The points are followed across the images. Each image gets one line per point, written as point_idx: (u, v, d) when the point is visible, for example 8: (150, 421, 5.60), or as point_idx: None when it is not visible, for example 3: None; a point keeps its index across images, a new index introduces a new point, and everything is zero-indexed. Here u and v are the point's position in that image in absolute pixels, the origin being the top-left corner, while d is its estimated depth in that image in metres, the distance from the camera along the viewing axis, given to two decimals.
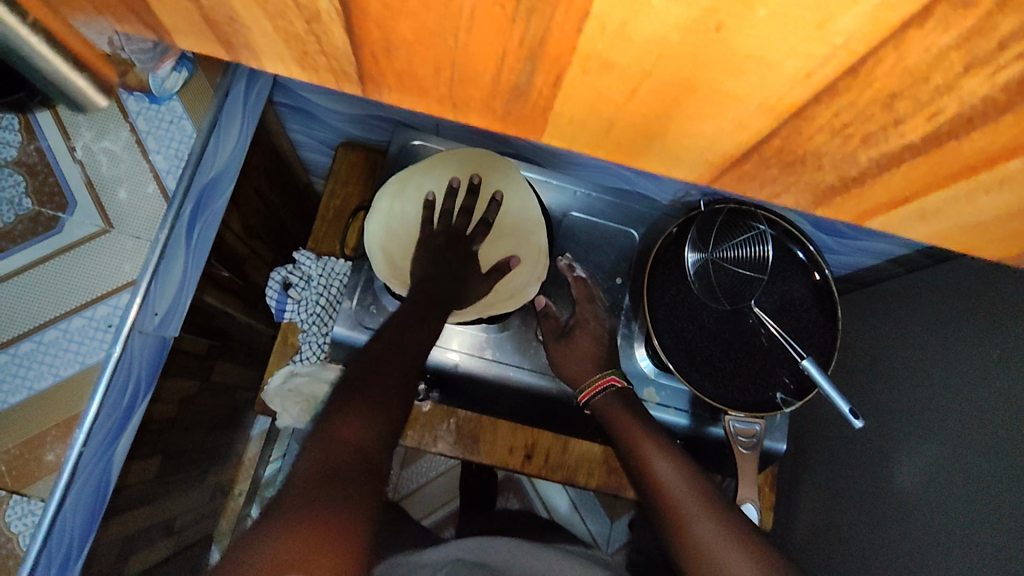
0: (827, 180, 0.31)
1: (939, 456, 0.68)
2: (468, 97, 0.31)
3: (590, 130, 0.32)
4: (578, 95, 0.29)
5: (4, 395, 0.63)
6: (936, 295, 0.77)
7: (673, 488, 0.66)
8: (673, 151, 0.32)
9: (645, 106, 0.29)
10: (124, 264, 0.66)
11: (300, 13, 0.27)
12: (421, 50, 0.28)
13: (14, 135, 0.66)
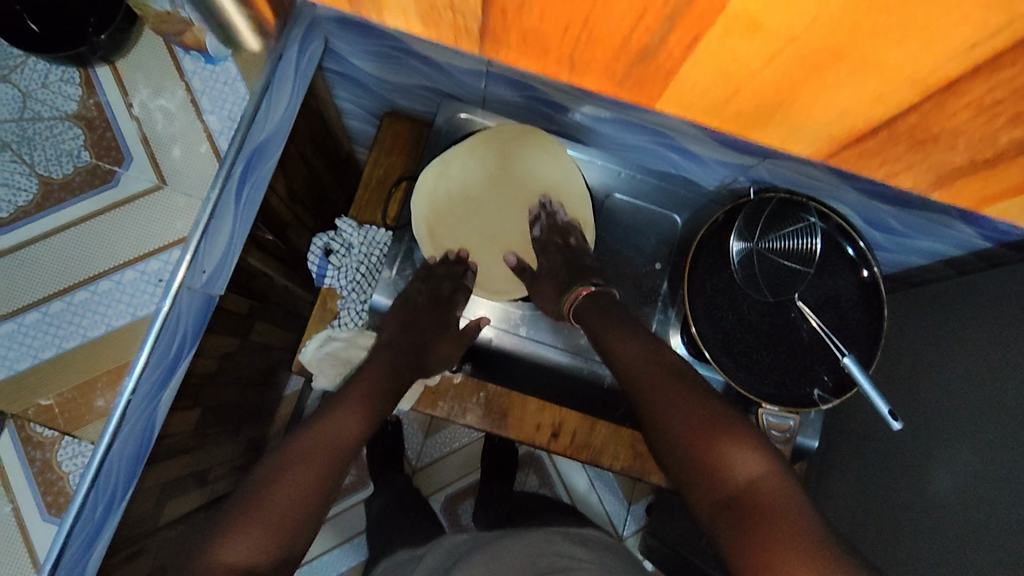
0: (947, 150, 0.37)
1: (976, 464, 0.67)
2: (594, 54, 0.36)
3: (712, 93, 0.37)
4: (713, 55, 0.33)
5: (60, 339, 0.66)
6: (988, 300, 0.74)
7: (641, 376, 0.69)
8: (794, 116, 0.38)
9: (779, 70, 0.33)
10: (175, 220, 0.68)
11: None
12: (565, 8, 0.32)
13: (74, 89, 0.68)
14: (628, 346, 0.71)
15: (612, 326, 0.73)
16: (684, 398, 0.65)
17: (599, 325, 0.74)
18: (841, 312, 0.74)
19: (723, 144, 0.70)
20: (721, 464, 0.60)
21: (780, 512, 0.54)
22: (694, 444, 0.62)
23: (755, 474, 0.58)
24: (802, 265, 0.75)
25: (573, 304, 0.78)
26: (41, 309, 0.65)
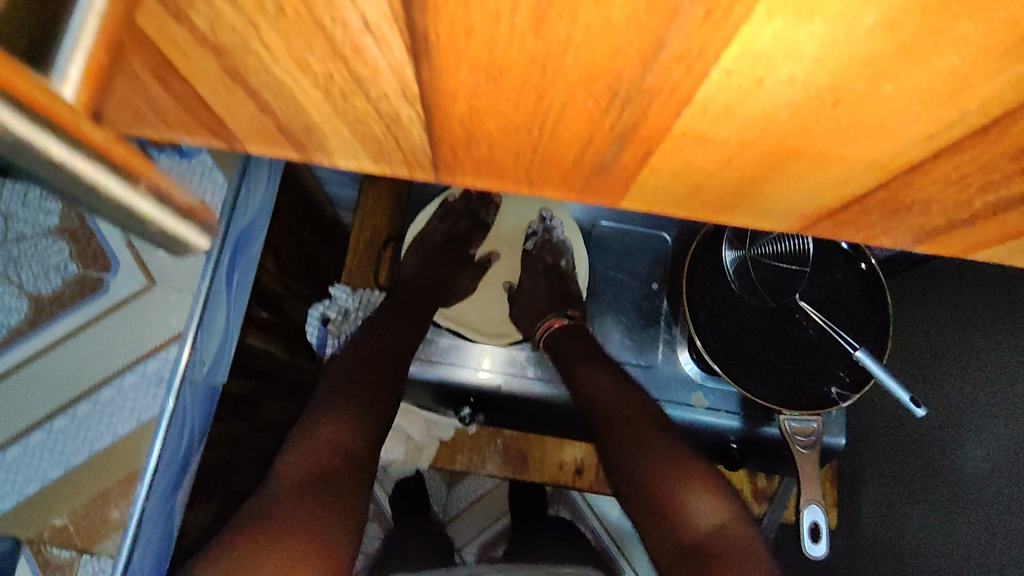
0: (933, 224, 0.30)
1: (1013, 437, 0.65)
2: (546, 176, 0.30)
3: (676, 197, 0.30)
4: (666, 167, 0.28)
5: (67, 455, 0.65)
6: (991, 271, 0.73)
7: (613, 410, 0.68)
8: (765, 210, 0.30)
9: (742, 171, 0.28)
10: (169, 318, 0.67)
11: (381, 118, 0.27)
12: (503, 140, 0.27)
13: (55, 204, 0.68)
14: (600, 379, 0.70)
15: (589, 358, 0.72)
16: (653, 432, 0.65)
17: (573, 359, 0.73)
18: (844, 305, 0.74)
19: None
20: (684, 512, 0.60)
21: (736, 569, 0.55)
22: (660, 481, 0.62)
23: (716, 525, 0.59)
24: (798, 265, 0.74)
25: (545, 331, 0.77)
26: (45, 428, 0.65)
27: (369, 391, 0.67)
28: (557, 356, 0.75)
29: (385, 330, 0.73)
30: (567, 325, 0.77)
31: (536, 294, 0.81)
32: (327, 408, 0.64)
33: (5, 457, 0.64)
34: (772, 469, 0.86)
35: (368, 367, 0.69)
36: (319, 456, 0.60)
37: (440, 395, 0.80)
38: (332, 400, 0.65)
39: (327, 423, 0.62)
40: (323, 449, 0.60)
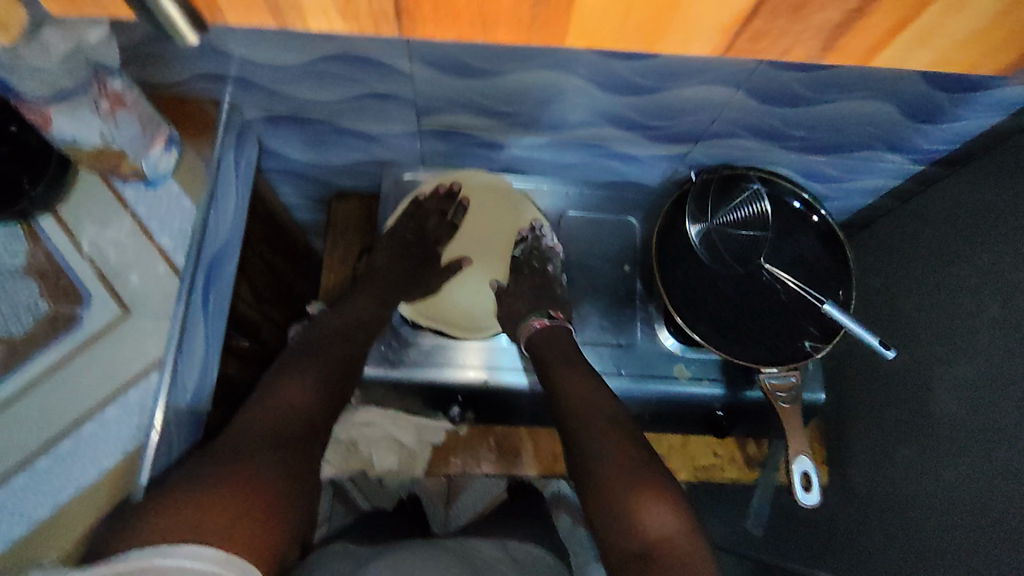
0: None
1: (983, 365, 0.69)
2: None
3: None
4: None
5: (51, 496, 0.62)
6: (947, 218, 0.78)
7: (574, 407, 0.69)
8: None
9: None
10: (148, 345, 0.67)
11: None
12: None
13: (20, 244, 0.68)
14: (575, 380, 0.71)
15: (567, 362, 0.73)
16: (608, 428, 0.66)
17: (551, 363, 0.74)
18: (808, 265, 0.77)
19: (654, 138, 0.78)
20: (634, 520, 0.59)
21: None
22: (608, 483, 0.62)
23: (664, 535, 0.58)
24: (760, 230, 0.78)
25: (526, 334, 0.76)
26: (27, 469, 0.62)
27: (329, 355, 0.68)
28: (542, 354, 0.75)
29: (348, 309, 0.76)
30: (547, 328, 0.77)
31: (520, 291, 0.80)
32: (287, 371, 0.65)
33: None
34: (762, 434, 0.87)
35: (331, 339, 0.70)
36: (278, 411, 0.60)
37: (430, 395, 0.81)
38: (290, 366, 0.65)
39: (285, 386, 0.63)
40: (280, 409, 0.60)
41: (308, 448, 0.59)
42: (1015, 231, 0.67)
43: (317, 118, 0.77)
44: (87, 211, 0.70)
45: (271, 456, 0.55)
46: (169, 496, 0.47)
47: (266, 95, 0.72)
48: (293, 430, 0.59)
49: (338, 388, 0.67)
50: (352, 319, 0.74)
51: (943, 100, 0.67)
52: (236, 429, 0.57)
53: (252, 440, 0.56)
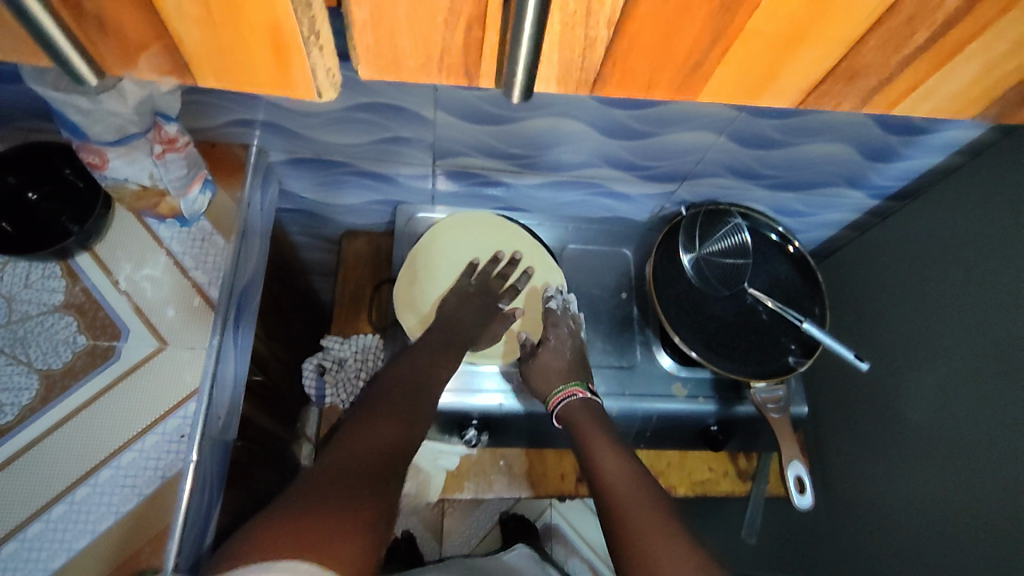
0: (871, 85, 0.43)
1: (946, 374, 0.78)
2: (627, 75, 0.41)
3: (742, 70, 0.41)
4: (742, 51, 0.40)
5: (92, 524, 0.64)
6: (902, 246, 0.88)
7: (621, 491, 0.69)
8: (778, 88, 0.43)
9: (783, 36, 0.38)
10: (185, 375, 0.70)
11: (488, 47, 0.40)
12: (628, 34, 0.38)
13: (58, 282, 0.71)
14: (614, 462, 0.72)
15: (604, 436, 0.75)
16: (646, 501, 0.67)
17: (585, 430, 0.77)
18: (787, 289, 0.86)
19: (646, 177, 0.87)
20: None
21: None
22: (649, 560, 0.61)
23: None
24: (742, 258, 0.87)
25: (562, 403, 0.79)
26: (67, 499, 0.64)
27: (404, 408, 0.70)
28: (576, 434, 0.77)
29: (420, 356, 0.78)
30: (586, 399, 0.80)
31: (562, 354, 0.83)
32: (366, 419, 0.67)
33: (25, 535, 0.63)
34: (751, 448, 0.94)
35: (404, 392, 0.72)
36: (352, 453, 0.61)
37: (442, 422, 0.85)
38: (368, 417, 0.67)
39: (364, 435, 0.64)
40: (363, 453, 0.61)
41: (391, 488, 0.59)
42: (961, 258, 0.78)
43: (338, 161, 0.83)
44: (122, 248, 0.73)
45: (354, 497, 0.54)
46: (252, 544, 0.47)
47: (293, 139, 0.78)
48: (376, 472, 0.59)
49: (412, 442, 0.67)
50: (425, 370, 0.76)
51: (892, 144, 0.78)
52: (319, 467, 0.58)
53: (335, 478, 0.56)
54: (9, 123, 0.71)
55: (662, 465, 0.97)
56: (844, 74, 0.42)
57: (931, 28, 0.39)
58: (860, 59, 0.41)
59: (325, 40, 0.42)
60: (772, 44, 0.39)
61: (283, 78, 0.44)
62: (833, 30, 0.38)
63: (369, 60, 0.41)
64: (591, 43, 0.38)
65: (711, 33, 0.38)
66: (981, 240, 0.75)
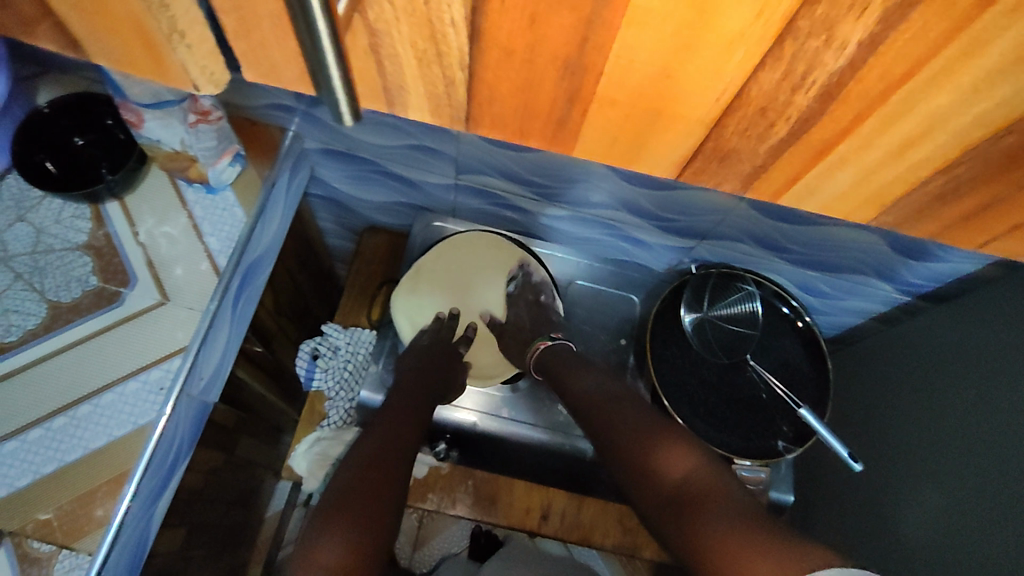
0: (751, 167, 0.44)
1: (944, 493, 0.73)
2: (516, 122, 0.44)
3: (616, 117, 0.42)
4: (606, 115, 0.42)
5: (62, 453, 0.67)
6: (922, 351, 0.84)
7: (618, 443, 0.70)
8: (659, 152, 0.45)
9: (648, 93, 0.39)
10: (176, 332, 0.73)
11: (437, 84, 0.43)
12: (500, 81, 0.41)
13: (85, 223, 0.76)
14: (586, 381, 0.78)
15: (577, 365, 0.81)
16: (627, 418, 0.72)
17: (563, 372, 0.81)
18: (791, 369, 0.83)
19: (665, 229, 0.86)
20: (658, 471, 0.65)
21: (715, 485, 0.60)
22: (637, 460, 0.67)
23: (686, 471, 0.62)
24: (750, 328, 0.84)
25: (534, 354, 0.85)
26: (44, 425, 0.68)
27: (377, 490, 0.61)
28: (557, 372, 0.82)
29: (385, 433, 0.69)
30: (552, 346, 0.85)
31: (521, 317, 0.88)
32: (327, 518, 0.58)
33: None
34: None
35: (375, 470, 0.63)
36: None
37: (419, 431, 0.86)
38: (328, 511, 0.59)
39: (323, 540, 0.56)
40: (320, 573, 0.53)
41: None
42: (980, 374, 0.73)
43: (367, 159, 0.86)
44: (149, 204, 0.78)
45: None
46: None
47: (328, 131, 0.81)
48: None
49: (384, 535, 0.59)
50: (392, 444, 0.68)
51: (930, 246, 0.75)
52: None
53: None
54: (75, 71, 0.77)
55: (634, 522, 0.94)
56: (715, 156, 0.44)
57: (792, 122, 0.39)
58: (724, 142, 0.43)
59: (196, 40, 0.45)
60: (627, 112, 0.41)
61: (165, 77, 0.48)
62: (682, 108, 0.40)
63: (252, 65, 0.46)
64: (451, 81, 0.42)
65: (562, 94, 0.41)
66: (1003, 359, 0.71)
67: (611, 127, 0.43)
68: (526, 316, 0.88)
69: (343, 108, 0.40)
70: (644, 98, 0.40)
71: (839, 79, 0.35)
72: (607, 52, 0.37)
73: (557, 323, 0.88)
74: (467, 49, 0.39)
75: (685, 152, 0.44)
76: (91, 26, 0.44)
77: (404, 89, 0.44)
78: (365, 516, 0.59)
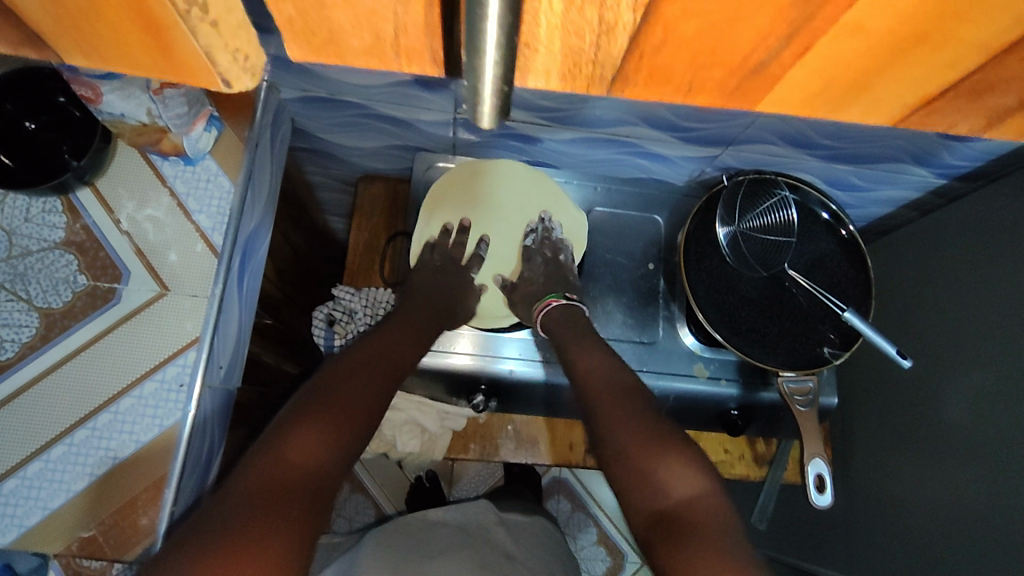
0: (1003, 104, 0.37)
1: (993, 380, 0.71)
2: (708, 79, 0.35)
3: (849, 55, 0.32)
4: (818, 61, 0.32)
5: (91, 467, 0.64)
6: (965, 237, 0.80)
7: (598, 389, 0.70)
8: (877, 99, 0.36)
9: (907, 29, 0.30)
10: (186, 323, 0.68)
11: (596, 29, 0.31)
12: (716, 33, 0.31)
13: (59, 217, 0.69)
14: (591, 361, 0.73)
15: (581, 342, 0.75)
16: (632, 415, 0.67)
17: (566, 339, 0.77)
18: (829, 271, 0.79)
19: (687, 140, 0.79)
20: (658, 482, 0.61)
21: (650, 449, 0.63)
22: (636, 462, 0.63)
23: (691, 492, 0.59)
24: (784, 236, 0.80)
25: (540, 312, 0.79)
26: (66, 440, 0.64)
27: (356, 396, 0.62)
28: (558, 340, 0.77)
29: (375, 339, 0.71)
30: (563, 306, 0.80)
31: (534, 277, 0.83)
32: (297, 418, 0.58)
33: (25, 473, 0.63)
34: (772, 433, 0.90)
35: (356, 369, 0.65)
36: (281, 461, 0.54)
37: (452, 384, 0.83)
38: (301, 409, 0.59)
39: (297, 430, 0.57)
40: (289, 460, 0.54)
41: (310, 507, 0.53)
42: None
43: (353, 103, 0.76)
44: (125, 186, 0.71)
45: (282, 517, 0.50)
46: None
47: (303, 77, 0.70)
48: (299, 501, 0.52)
49: (354, 445, 0.60)
50: (383, 361, 0.68)
51: None
52: (234, 491, 0.51)
53: (257, 500, 0.50)
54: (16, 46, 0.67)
55: None
56: (974, 88, 0.35)
57: None
58: (999, 71, 0.33)
59: (220, 15, 0.35)
60: (871, 45, 0.31)
61: (184, 73, 0.39)
62: (956, 35, 0.30)
63: (302, 41, 0.35)
64: (611, 27, 0.30)
65: (793, 22, 0.30)
66: None
67: (843, 61, 0.32)
68: (541, 278, 0.83)
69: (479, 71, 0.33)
70: (916, 23, 0.29)
71: None
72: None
73: (575, 285, 0.83)
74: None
75: (932, 88, 0.35)
76: (69, 16, 0.33)
77: (533, 45, 0.33)
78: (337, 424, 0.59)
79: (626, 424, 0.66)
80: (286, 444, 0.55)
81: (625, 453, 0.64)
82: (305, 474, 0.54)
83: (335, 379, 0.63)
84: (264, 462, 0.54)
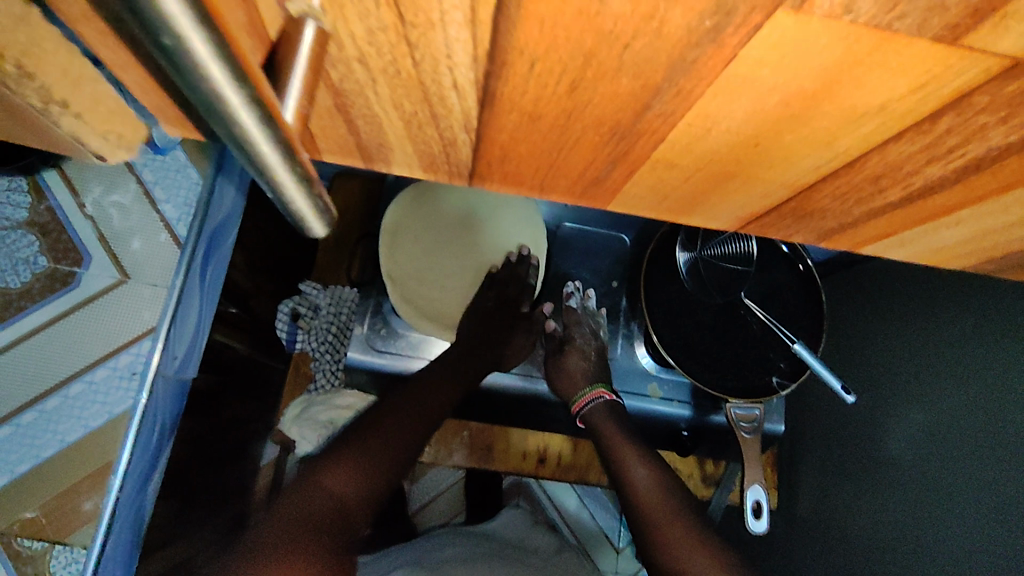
0: (827, 224, 0.34)
1: (925, 424, 0.73)
2: (557, 184, 0.34)
3: (671, 180, 0.32)
4: (645, 181, 0.32)
5: (40, 448, 0.70)
6: (901, 281, 0.82)
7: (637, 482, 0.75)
8: (713, 210, 0.35)
9: (720, 167, 0.30)
10: (142, 311, 0.73)
11: (440, 140, 0.30)
12: (526, 154, 0.31)
13: (24, 198, 0.72)
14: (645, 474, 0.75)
15: (637, 449, 0.76)
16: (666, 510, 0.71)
17: (611, 438, 0.79)
18: (785, 304, 0.80)
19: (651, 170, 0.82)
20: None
21: (686, 548, 0.67)
22: (669, 553, 0.67)
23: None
24: (743, 266, 0.81)
25: (589, 404, 0.82)
26: (15, 421, 0.70)
27: (388, 434, 0.71)
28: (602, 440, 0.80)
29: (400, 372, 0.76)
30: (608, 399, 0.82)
31: (587, 355, 0.85)
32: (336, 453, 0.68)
33: None
34: (721, 455, 0.92)
35: (386, 417, 0.72)
36: (313, 497, 0.63)
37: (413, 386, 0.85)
38: (338, 448, 0.69)
39: (330, 469, 0.66)
40: (323, 495, 0.64)
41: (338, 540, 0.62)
42: (959, 300, 0.72)
43: None
44: (93, 173, 0.73)
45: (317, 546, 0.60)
46: None
47: None
48: (332, 531, 0.62)
49: (383, 490, 0.69)
50: (406, 401, 0.75)
51: None
52: (272, 522, 0.61)
53: (294, 528, 0.60)
54: None
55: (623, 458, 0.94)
56: (795, 211, 0.34)
57: (906, 189, 0.30)
58: (814, 202, 0.32)
59: None
60: (690, 175, 0.31)
61: None
62: (768, 172, 0.30)
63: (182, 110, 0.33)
64: (452, 142, 0.30)
65: (605, 153, 0.30)
66: (981, 300, 0.69)
67: (673, 188, 0.33)
68: (593, 357, 0.84)
69: (286, 187, 0.22)
70: (721, 164, 0.29)
71: (919, 168, 0.28)
72: (675, 126, 0.26)
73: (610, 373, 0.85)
74: (477, 115, 0.28)
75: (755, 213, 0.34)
76: None
77: (387, 145, 0.32)
78: (365, 454, 0.69)
79: (660, 519, 0.71)
80: (322, 482, 0.65)
81: (667, 552, 0.68)
82: (340, 503, 0.64)
83: (362, 425, 0.72)
84: (302, 497, 0.63)
